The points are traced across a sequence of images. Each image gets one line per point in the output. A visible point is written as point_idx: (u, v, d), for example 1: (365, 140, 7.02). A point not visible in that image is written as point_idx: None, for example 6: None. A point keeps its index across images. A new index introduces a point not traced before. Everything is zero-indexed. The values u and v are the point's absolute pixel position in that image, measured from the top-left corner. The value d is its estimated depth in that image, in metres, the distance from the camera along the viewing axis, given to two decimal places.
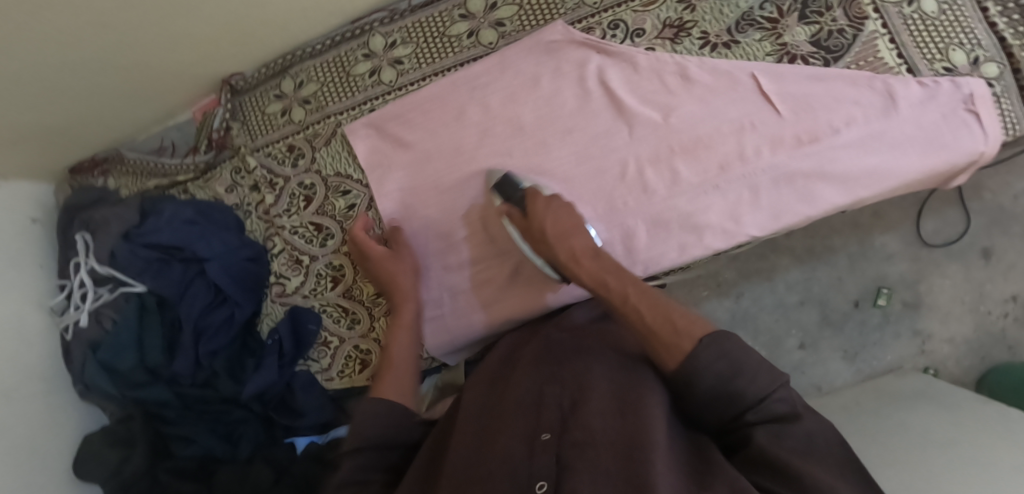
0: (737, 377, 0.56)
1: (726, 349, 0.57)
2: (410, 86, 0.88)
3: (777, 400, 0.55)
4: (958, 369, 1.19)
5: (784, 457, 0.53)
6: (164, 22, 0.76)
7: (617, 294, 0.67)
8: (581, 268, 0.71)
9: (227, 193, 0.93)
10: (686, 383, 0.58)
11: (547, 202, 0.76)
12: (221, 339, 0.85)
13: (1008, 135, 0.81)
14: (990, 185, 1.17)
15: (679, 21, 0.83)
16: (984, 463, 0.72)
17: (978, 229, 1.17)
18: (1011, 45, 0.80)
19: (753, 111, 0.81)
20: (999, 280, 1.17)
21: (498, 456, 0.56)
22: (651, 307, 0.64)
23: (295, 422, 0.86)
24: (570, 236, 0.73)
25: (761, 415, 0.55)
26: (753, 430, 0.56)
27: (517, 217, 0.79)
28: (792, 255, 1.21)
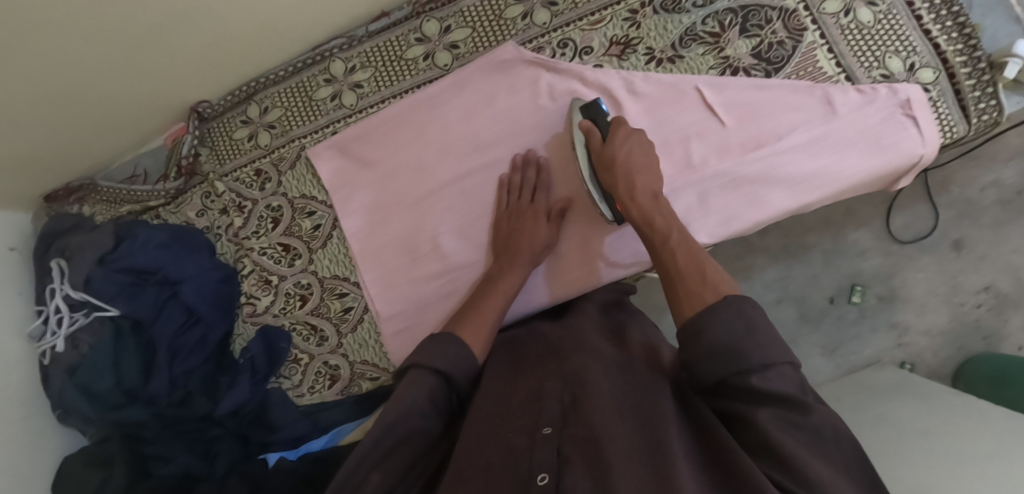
0: (748, 342, 0.55)
1: (744, 311, 0.58)
2: (369, 109, 0.91)
3: (782, 375, 0.54)
4: (935, 360, 1.21)
5: (783, 443, 0.51)
6: (128, 55, 0.79)
7: (658, 235, 0.69)
8: (635, 204, 0.71)
9: (197, 217, 0.96)
10: (693, 335, 0.59)
11: (628, 134, 0.76)
12: (195, 359, 0.88)
13: (946, 138, 0.84)
14: (957, 179, 1.19)
15: (625, 38, 0.86)
16: (960, 455, 0.75)
17: (947, 222, 1.19)
18: (945, 51, 0.83)
19: (697, 123, 0.84)
20: (971, 271, 1.19)
21: (497, 453, 0.57)
22: (687, 255, 0.65)
23: (271, 437, 0.88)
24: (635, 173, 0.73)
25: (766, 386, 0.53)
26: (749, 408, 0.54)
27: (598, 144, 0.77)
28: (767, 253, 1.25)
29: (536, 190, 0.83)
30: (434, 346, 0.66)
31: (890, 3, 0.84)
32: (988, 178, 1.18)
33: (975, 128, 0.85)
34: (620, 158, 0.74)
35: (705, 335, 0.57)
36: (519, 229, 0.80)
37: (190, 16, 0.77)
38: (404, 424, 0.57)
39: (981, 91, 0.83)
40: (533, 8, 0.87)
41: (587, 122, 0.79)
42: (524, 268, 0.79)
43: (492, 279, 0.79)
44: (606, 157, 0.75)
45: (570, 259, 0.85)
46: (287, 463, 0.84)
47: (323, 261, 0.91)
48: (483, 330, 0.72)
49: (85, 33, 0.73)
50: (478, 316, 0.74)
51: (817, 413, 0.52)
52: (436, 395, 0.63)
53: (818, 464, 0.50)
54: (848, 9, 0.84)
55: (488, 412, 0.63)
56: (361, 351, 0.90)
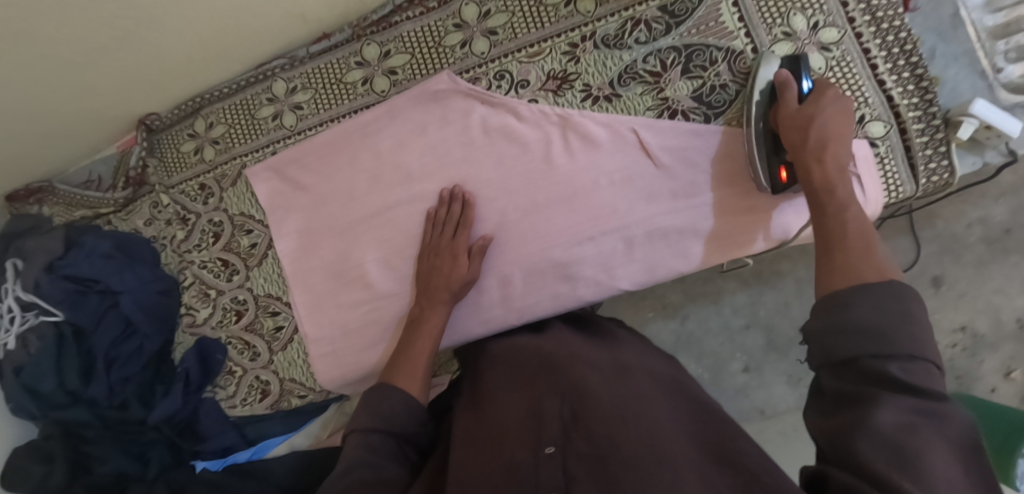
0: (897, 330, 0.51)
1: (903, 297, 0.53)
2: (308, 131, 0.91)
3: (921, 369, 0.49)
4: None
5: (903, 434, 0.45)
6: (68, 75, 0.82)
7: (833, 204, 0.65)
8: (820, 167, 0.67)
9: (145, 226, 0.99)
10: (841, 306, 0.54)
11: (834, 97, 0.72)
12: (132, 367, 0.93)
13: (892, 198, 0.80)
14: (943, 214, 1.12)
15: (562, 73, 0.84)
16: None
17: (928, 257, 1.12)
18: (898, 104, 0.79)
19: (631, 165, 0.83)
20: (948, 310, 1.12)
21: (503, 473, 0.58)
22: (859, 232, 0.62)
23: (200, 447, 0.93)
24: (830, 139, 0.69)
25: (906, 377, 0.48)
26: (870, 389, 0.48)
27: (790, 100, 0.72)
28: (739, 279, 1.22)
29: (459, 227, 0.83)
30: (370, 405, 0.69)
31: (844, 49, 0.80)
32: (976, 215, 1.11)
33: (924, 189, 0.80)
34: (821, 119, 0.69)
35: (855, 306, 0.54)
36: (437, 268, 0.81)
37: (125, 40, 0.78)
38: (351, 478, 0.61)
39: (932, 149, 0.79)
40: (472, 36, 0.86)
41: (784, 75, 0.75)
42: (445, 305, 0.80)
43: (417, 320, 0.80)
44: (805, 114, 0.70)
45: (726, 222, 0.82)
46: (209, 474, 0.89)
47: (258, 279, 0.93)
48: (419, 372, 0.74)
49: (24, 58, 0.76)
50: (409, 360, 0.75)
51: (948, 406, 0.47)
52: (382, 447, 0.65)
53: (936, 458, 0.44)
54: (798, 54, 0.80)
55: (497, 422, 0.64)
56: (290, 369, 0.92)
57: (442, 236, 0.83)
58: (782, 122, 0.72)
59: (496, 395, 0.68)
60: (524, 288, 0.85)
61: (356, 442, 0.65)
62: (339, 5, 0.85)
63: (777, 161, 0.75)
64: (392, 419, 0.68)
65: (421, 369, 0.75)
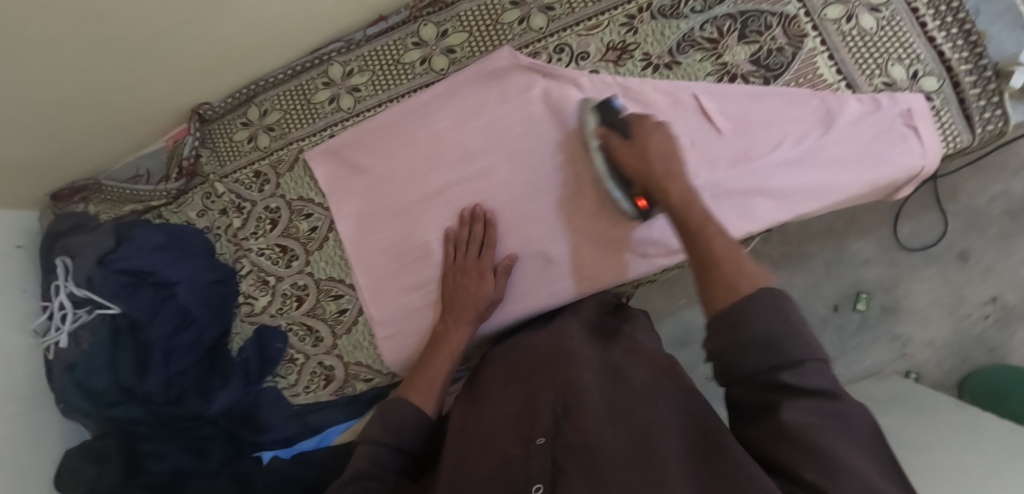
0: (788, 335, 0.52)
1: (782, 305, 0.54)
2: (367, 112, 0.92)
3: (816, 371, 0.52)
4: (938, 371, 1.25)
5: (810, 433, 0.49)
6: (128, 62, 0.82)
7: (696, 221, 0.65)
8: (674, 188, 0.68)
9: (198, 218, 0.98)
10: (729, 325, 0.55)
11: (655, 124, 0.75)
12: (187, 359, 0.89)
13: (949, 148, 0.82)
14: (966, 188, 1.22)
15: (622, 44, 0.85)
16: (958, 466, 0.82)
17: (954, 232, 1.23)
18: (949, 59, 0.81)
19: (691, 128, 0.84)
20: (977, 282, 1.23)
21: (494, 465, 0.58)
22: (727, 248, 0.61)
23: (261, 437, 0.91)
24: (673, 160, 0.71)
25: (802, 382, 0.51)
26: (778, 398, 0.52)
27: (618, 142, 0.76)
28: (768, 262, 1.29)
29: (484, 247, 0.84)
30: (382, 420, 0.70)
31: (893, 9, 0.82)
32: (998, 188, 1.22)
33: (980, 138, 0.83)
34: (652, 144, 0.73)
35: (751, 320, 0.54)
36: (463, 287, 0.81)
37: (192, 22, 0.78)
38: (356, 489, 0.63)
39: (986, 100, 0.81)
40: (529, 12, 0.87)
41: (603, 128, 0.78)
42: (469, 325, 0.80)
43: (439, 338, 0.80)
44: (637, 149, 0.73)
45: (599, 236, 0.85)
46: (279, 463, 0.87)
47: (319, 263, 0.92)
48: (435, 386, 0.75)
49: (90, 39, 0.76)
50: (425, 375, 0.75)
51: (846, 403, 0.51)
52: (388, 462, 0.68)
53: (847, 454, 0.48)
54: (850, 15, 0.82)
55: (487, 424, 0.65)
56: (355, 352, 0.91)
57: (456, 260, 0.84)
58: (619, 162, 0.75)
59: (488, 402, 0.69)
60: (593, 258, 0.85)
61: (363, 454, 0.67)
62: None
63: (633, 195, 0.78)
64: (399, 434, 0.69)
65: (433, 383, 0.75)
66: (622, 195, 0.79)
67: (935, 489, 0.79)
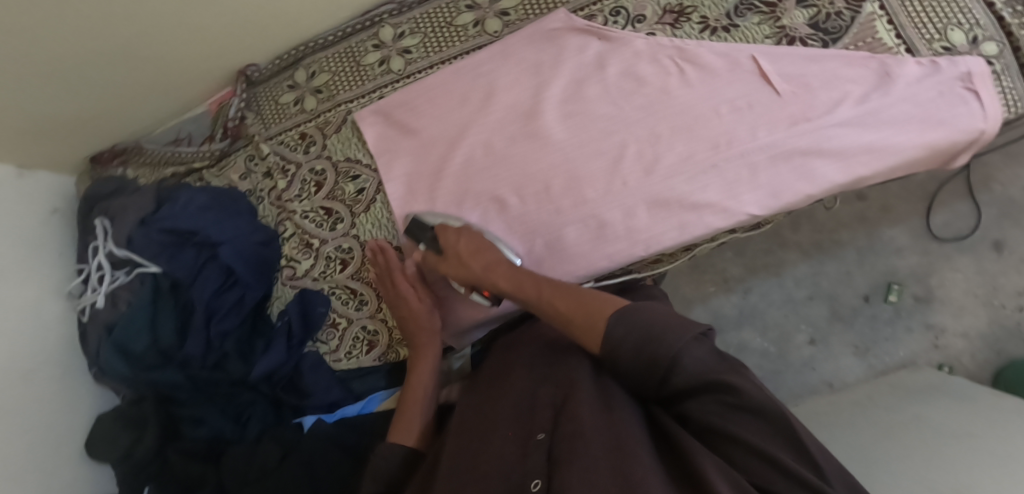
0: (655, 336, 0.61)
1: (633, 320, 0.64)
2: (418, 74, 0.91)
3: (691, 357, 0.59)
4: (972, 363, 1.25)
5: (716, 422, 0.56)
6: (181, 15, 0.80)
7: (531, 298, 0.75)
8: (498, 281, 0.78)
9: (240, 181, 0.96)
10: (610, 355, 0.64)
11: (457, 231, 0.82)
12: (231, 320, 0.88)
13: (1010, 114, 0.81)
14: (1000, 179, 1.25)
15: (679, 7, 0.85)
16: (994, 451, 0.77)
17: (989, 221, 1.25)
18: (1010, 24, 0.81)
19: (751, 90, 0.83)
20: (1011, 273, 1.24)
21: (492, 460, 0.58)
22: (564, 295, 0.73)
23: (304, 402, 0.87)
24: (489, 248, 0.81)
25: (691, 370, 0.59)
26: (688, 404, 0.59)
27: (433, 257, 0.84)
28: (800, 249, 1.31)
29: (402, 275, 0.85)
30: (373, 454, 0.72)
31: None
32: None
33: None
34: (463, 245, 0.81)
35: (623, 346, 0.63)
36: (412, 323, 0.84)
37: None
38: None
39: None
40: None
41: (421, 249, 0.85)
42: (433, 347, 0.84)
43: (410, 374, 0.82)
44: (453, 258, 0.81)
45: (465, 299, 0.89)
46: (323, 427, 0.84)
47: (365, 225, 0.91)
48: (415, 422, 0.76)
49: None
50: (406, 411, 0.77)
51: (740, 381, 0.57)
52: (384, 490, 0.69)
53: (749, 431, 0.55)
54: None
55: (474, 423, 0.67)
56: None
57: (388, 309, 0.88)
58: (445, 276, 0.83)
59: (473, 403, 0.71)
60: (649, 220, 0.84)
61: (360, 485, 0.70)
62: None
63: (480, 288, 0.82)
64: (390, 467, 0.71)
65: (415, 416, 0.77)
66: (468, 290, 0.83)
67: (981, 461, 0.75)
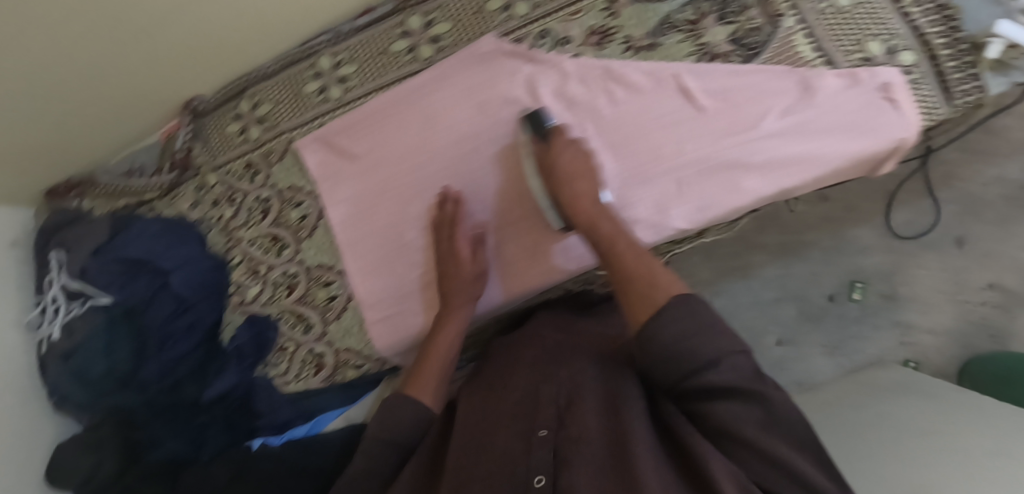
0: (701, 338, 0.57)
1: (688, 310, 0.59)
2: (356, 101, 0.93)
3: (730, 365, 0.56)
4: (941, 359, 1.32)
5: (743, 429, 0.55)
6: (129, 46, 0.84)
7: (608, 241, 0.73)
8: (581, 210, 0.76)
9: (190, 209, 0.98)
10: (648, 337, 0.60)
11: (570, 142, 0.81)
12: (183, 346, 0.89)
13: (929, 120, 0.83)
14: (960, 175, 1.31)
15: (603, 28, 0.87)
16: (958, 448, 0.79)
17: (949, 218, 1.32)
18: (925, 32, 0.83)
19: (674, 109, 0.85)
20: (976, 268, 1.31)
21: (496, 459, 0.64)
22: (637, 258, 0.69)
23: (256, 423, 0.91)
24: (575, 182, 0.78)
25: (723, 380, 0.56)
26: (705, 404, 0.58)
27: (535, 150, 0.82)
28: (766, 251, 1.39)
29: (453, 226, 0.85)
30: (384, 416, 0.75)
31: None
32: (993, 173, 1.31)
33: (959, 110, 0.84)
34: (561, 161, 0.79)
35: (663, 328, 0.59)
36: (448, 273, 0.84)
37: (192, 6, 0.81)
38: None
39: (963, 72, 0.82)
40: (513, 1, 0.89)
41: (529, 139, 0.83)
42: (464, 308, 0.83)
43: (435, 324, 0.84)
44: (550, 172, 0.79)
45: (523, 242, 0.88)
46: (270, 449, 0.88)
47: (310, 251, 0.93)
48: (433, 384, 0.79)
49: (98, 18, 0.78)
50: (427, 372, 0.79)
51: (772, 396, 0.55)
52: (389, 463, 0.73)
53: (772, 443, 0.54)
54: None
55: (485, 419, 0.71)
56: (345, 338, 0.91)
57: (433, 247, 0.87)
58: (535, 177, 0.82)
59: (485, 398, 0.75)
60: (581, 235, 0.87)
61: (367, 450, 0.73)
62: None
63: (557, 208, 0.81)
64: (399, 434, 0.74)
65: (437, 379, 0.80)
66: (548, 206, 0.83)
67: (940, 460, 0.78)
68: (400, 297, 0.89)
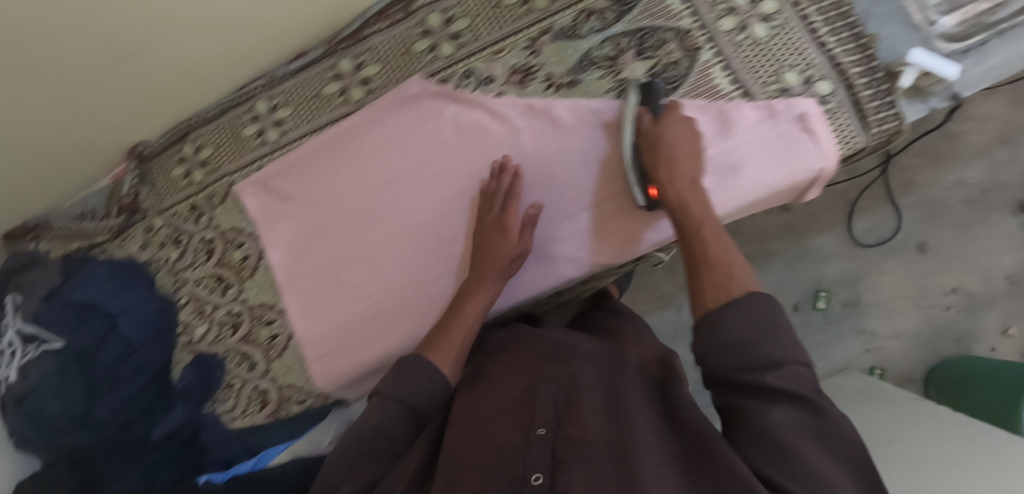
0: (768, 337, 0.57)
1: (764, 307, 0.59)
2: (292, 144, 0.95)
3: (789, 373, 0.55)
4: (907, 364, 1.36)
5: (788, 436, 0.52)
6: (67, 104, 0.87)
7: (692, 223, 0.72)
8: (673, 189, 0.75)
9: (139, 251, 1.01)
10: (708, 326, 0.60)
11: (678, 118, 0.79)
12: (133, 386, 0.92)
13: (847, 149, 0.84)
14: (919, 181, 1.36)
15: (525, 66, 0.88)
16: (908, 458, 0.83)
17: (910, 225, 1.36)
18: (842, 62, 0.84)
19: (596, 144, 0.86)
20: (938, 273, 1.36)
21: (492, 450, 0.61)
22: (716, 244, 0.68)
23: (204, 459, 0.93)
24: (678, 160, 0.76)
25: (780, 384, 0.55)
26: (748, 403, 0.56)
27: (648, 123, 0.80)
28: None
29: (506, 199, 0.85)
30: (400, 375, 0.74)
31: (784, 17, 0.85)
32: (953, 179, 1.35)
33: (877, 138, 0.84)
34: (671, 134, 0.78)
35: (728, 320, 0.59)
36: (487, 244, 0.84)
37: (120, 66, 0.84)
38: (359, 449, 0.67)
39: (880, 100, 0.83)
40: (438, 41, 0.91)
41: (640, 112, 0.81)
42: (494, 284, 0.83)
43: (463, 296, 0.83)
44: (651, 143, 0.79)
45: (613, 220, 0.86)
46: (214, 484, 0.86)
47: (251, 291, 0.96)
48: (455, 351, 0.78)
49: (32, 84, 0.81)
50: (449, 339, 0.79)
51: (826, 412, 0.53)
52: (396, 421, 0.70)
53: (818, 458, 0.51)
54: (742, 26, 0.85)
55: (482, 412, 0.68)
56: (288, 375, 0.94)
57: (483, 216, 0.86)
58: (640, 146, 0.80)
59: (483, 390, 0.72)
60: None
61: (379, 406, 0.71)
62: (314, 19, 0.91)
63: (646, 183, 0.81)
64: (415, 394, 0.72)
65: (459, 346, 0.79)
66: (635, 180, 0.82)
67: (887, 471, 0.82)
68: (338, 335, 0.91)
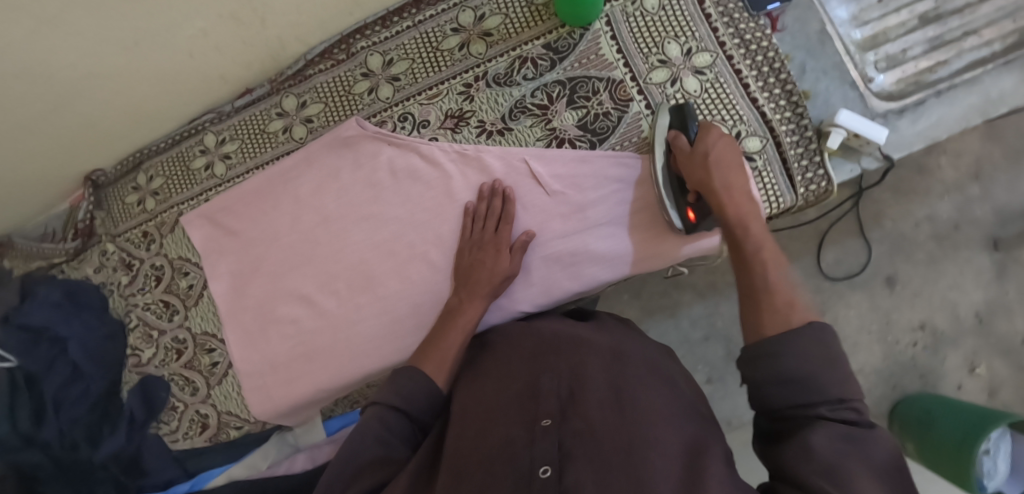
0: (825, 369, 0.54)
1: (825, 338, 0.55)
2: (236, 179, 0.98)
3: (847, 408, 0.52)
4: (869, 398, 1.21)
5: (836, 459, 0.48)
6: (17, 141, 0.90)
7: (753, 246, 0.68)
8: (735, 207, 0.71)
9: (94, 274, 1.05)
10: (765, 356, 0.56)
11: (719, 136, 0.75)
12: (79, 408, 0.96)
13: (775, 207, 0.82)
14: (890, 214, 1.23)
15: (459, 111, 0.90)
16: None
17: (879, 257, 1.23)
18: (771, 119, 0.83)
19: (524, 192, 0.86)
20: (905, 308, 1.22)
21: (497, 444, 0.57)
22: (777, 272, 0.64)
23: (141, 481, 0.94)
24: (730, 175, 0.73)
25: (835, 416, 0.52)
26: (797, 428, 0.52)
27: (680, 145, 0.76)
28: (694, 290, 1.24)
29: (501, 222, 0.84)
30: (391, 384, 0.69)
31: (717, 71, 0.84)
32: (924, 213, 1.23)
33: (805, 198, 0.83)
34: (714, 155, 0.73)
35: (782, 356, 0.55)
36: (480, 260, 0.81)
37: (62, 110, 0.87)
38: (368, 454, 0.62)
39: (807, 160, 0.83)
40: (377, 83, 0.93)
41: (673, 132, 0.78)
42: (485, 300, 0.80)
43: (452, 311, 0.79)
44: (697, 159, 0.74)
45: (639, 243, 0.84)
46: None
47: (195, 319, 1.00)
48: (448, 359, 0.74)
49: None
50: (439, 347, 0.75)
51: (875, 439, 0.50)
52: (398, 426, 0.66)
53: (866, 481, 0.46)
54: (674, 79, 0.85)
55: (481, 405, 0.64)
56: (226, 402, 0.98)
57: (479, 233, 0.84)
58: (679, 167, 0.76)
59: (480, 382, 0.68)
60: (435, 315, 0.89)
61: (374, 415, 0.66)
62: (254, 62, 0.94)
63: (686, 203, 0.78)
64: (413, 400, 0.68)
65: (450, 357, 0.75)
66: (671, 202, 0.79)
67: None
68: (272, 368, 0.94)
